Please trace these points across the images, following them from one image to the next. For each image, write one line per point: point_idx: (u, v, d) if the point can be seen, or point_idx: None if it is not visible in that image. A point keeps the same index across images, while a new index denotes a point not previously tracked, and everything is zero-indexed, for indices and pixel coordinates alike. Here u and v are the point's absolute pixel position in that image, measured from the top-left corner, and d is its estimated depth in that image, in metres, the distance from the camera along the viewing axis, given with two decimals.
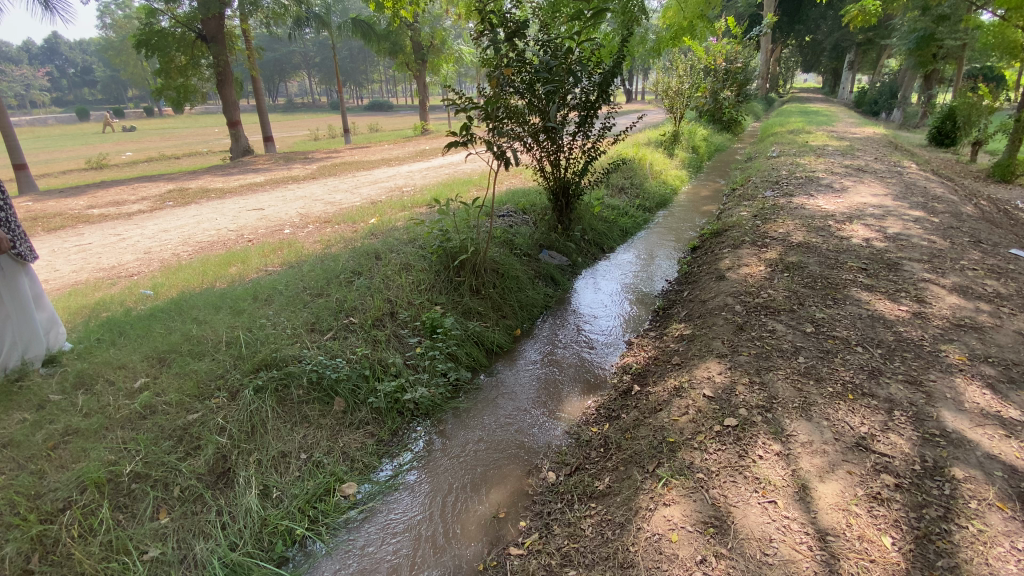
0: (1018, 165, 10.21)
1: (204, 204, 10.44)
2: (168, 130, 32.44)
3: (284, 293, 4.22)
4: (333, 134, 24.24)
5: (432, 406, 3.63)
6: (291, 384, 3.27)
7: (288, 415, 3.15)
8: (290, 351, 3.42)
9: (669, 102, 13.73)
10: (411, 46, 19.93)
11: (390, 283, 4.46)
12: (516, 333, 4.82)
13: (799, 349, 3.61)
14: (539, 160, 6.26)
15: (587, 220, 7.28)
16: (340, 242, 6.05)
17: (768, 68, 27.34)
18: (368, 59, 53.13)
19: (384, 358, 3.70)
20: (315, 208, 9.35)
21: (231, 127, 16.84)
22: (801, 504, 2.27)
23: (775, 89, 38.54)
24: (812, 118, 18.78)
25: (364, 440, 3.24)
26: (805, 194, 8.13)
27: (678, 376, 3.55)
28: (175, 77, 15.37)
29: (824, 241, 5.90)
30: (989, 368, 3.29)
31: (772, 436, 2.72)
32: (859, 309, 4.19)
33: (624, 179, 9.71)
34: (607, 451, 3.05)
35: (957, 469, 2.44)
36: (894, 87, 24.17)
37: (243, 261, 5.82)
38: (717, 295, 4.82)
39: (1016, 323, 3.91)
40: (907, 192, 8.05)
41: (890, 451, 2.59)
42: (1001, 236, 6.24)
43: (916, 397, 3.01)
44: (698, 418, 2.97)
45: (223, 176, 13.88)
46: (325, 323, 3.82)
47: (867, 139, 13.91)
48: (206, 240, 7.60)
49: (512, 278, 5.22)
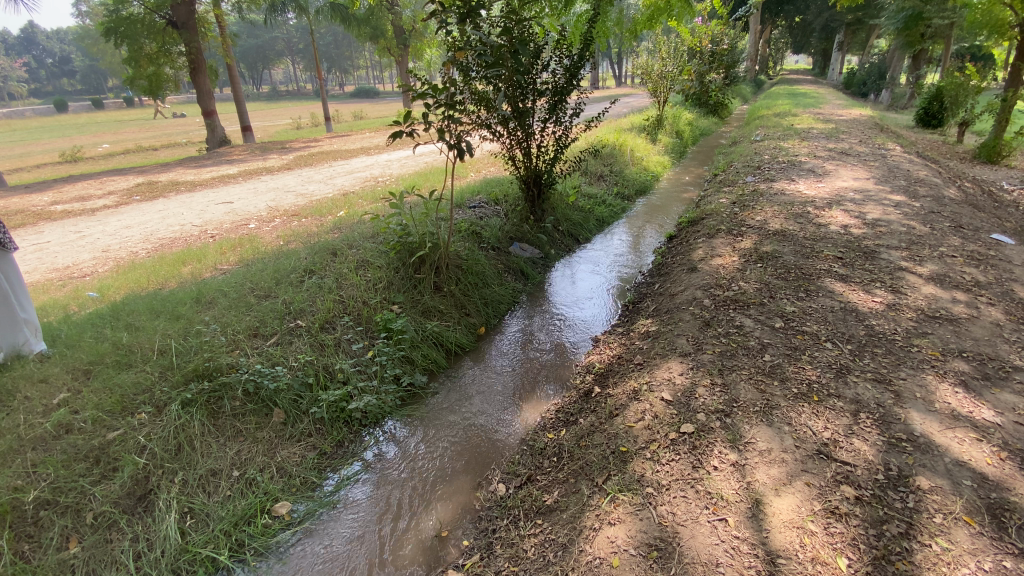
0: (1004, 145, 10.09)
1: (172, 199, 10.08)
2: (149, 120, 31.71)
3: (228, 295, 3.99)
4: (316, 123, 23.75)
5: (381, 413, 3.45)
6: (224, 395, 3.07)
7: (220, 428, 2.95)
8: (226, 359, 3.22)
9: (653, 85, 13.36)
10: (392, 31, 19.36)
11: (344, 282, 4.24)
12: (480, 332, 4.62)
13: (766, 345, 3.45)
14: (508, 149, 6.04)
15: (560, 210, 7.07)
16: (301, 237, 5.79)
17: (756, 48, 27.00)
18: (353, 45, 52.15)
19: (330, 364, 3.50)
20: (285, 201, 9.06)
21: (205, 117, 16.33)
22: (753, 521, 2.11)
23: (765, 71, 38.24)
24: (799, 100, 18.61)
25: (304, 453, 3.05)
26: (786, 179, 7.96)
27: (639, 377, 3.38)
28: (145, 66, 14.85)
29: (801, 228, 5.75)
30: (962, 364, 3.15)
31: (729, 444, 2.56)
32: (831, 301, 4.04)
33: (603, 166, 9.47)
34: (559, 461, 2.85)
35: (923, 479, 2.30)
36: (883, 68, 23.95)
37: (198, 259, 5.56)
38: (686, 288, 4.65)
39: (992, 314, 3.77)
40: (889, 175, 7.90)
41: (852, 459, 2.44)
42: (983, 220, 6.10)
43: (884, 397, 2.87)
44: (654, 424, 2.80)
45: (197, 168, 13.47)
46: (269, 327, 3.60)
47: (853, 121, 13.75)
48: (167, 236, 7.30)
49: (477, 273, 5.00)
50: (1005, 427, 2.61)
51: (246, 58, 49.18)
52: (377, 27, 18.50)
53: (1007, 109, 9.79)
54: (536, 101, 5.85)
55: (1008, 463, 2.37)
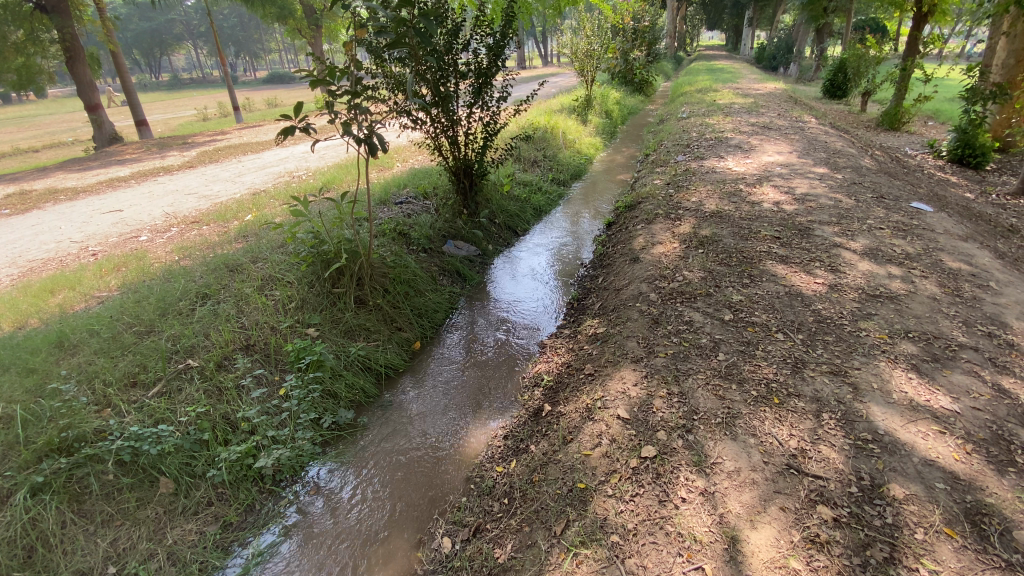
0: (904, 112, 10.69)
1: (49, 209, 8.73)
2: (24, 117, 27.87)
3: (99, 335, 3.30)
4: (224, 114, 21.77)
5: (300, 462, 2.95)
6: (90, 471, 2.48)
7: (88, 516, 2.39)
8: (92, 425, 2.61)
9: (579, 65, 13.11)
10: (301, 11, 17.78)
11: (246, 307, 3.65)
12: (414, 348, 4.16)
13: (718, 342, 3.25)
14: (433, 138, 5.53)
15: (495, 201, 6.64)
16: (199, 250, 5.05)
17: (676, 26, 27.47)
18: (260, 28, 48.37)
19: (231, 412, 2.96)
20: (185, 206, 8.05)
21: (90, 112, 14.37)
22: (732, 567, 1.86)
23: (684, 47, 39.12)
24: (717, 75, 19.09)
25: (202, 529, 2.53)
26: (715, 156, 7.97)
27: (591, 392, 3.06)
28: (11, 57, 12.53)
29: (736, 208, 5.68)
30: (910, 346, 3.09)
31: (694, 468, 2.31)
32: (776, 286, 3.92)
33: (535, 152, 9.12)
34: (511, 503, 2.48)
35: (897, 487, 2.14)
36: (790, 42, 25.09)
37: (72, 287, 4.71)
38: (630, 282, 4.39)
39: (927, 287, 3.79)
40: (809, 148, 8.09)
41: (823, 471, 2.25)
42: (899, 188, 6.31)
43: (843, 391, 2.73)
44: (612, 451, 2.51)
45: (81, 171, 11.82)
46: (151, 374, 3.00)
47: (769, 95, 14.20)
48: (38, 257, 6.23)
49: (407, 281, 4.50)
50: (964, 415, 2.54)
51: (139, 44, 44.38)
52: (285, 6, 16.90)
53: (906, 78, 10.30)
54: (458, 84, 5.38)
55: (975, 457, 2.28)
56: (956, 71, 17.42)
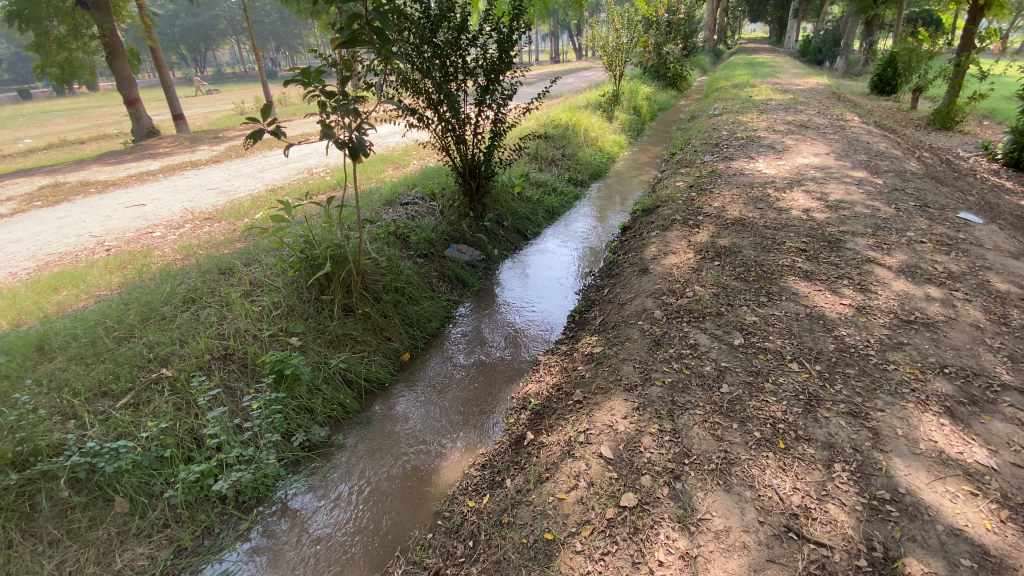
0: (958, 111, 9.87)
1: (79, 202, 8.98)
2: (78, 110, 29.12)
3: (79, 338, 3.23)
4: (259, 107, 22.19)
5: (267, 484, 2.82)
6: (40, 489, 2.38)
7: (36, 535, 2.29)
8: (51, 439, 2.52)
9: (608, 59, 12.67)
10: None
11: (228, 314, 3.54)
12: (403, 359, 3.98)
13: (723, 371, 2.94)
14: (440, 138, 5.30)
15: (505, 203, 6.41)
16: (202, 248, 5.01)
17: (715, 19, 26.46)
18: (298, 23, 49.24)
19: (197, 428, 2.85)
20: (204, 201, 8.13)
21: (129, 106, 14.70)
22: None
23: (724, 40, 37.71)
24: (756, 70, 18.21)
25: (155, 553, 2.41)
26: (745, 157, 7.50)
27: (576, 423, 2.81)
28: (54, 52, 12.92)
29: (761, 215, 5.28)
30: (945, 384, 2.71)
31: (677, 524, 2.05)
32: (795, 306, 3.57)
33: (554, 150, 8.82)
34: (475, 548, 2.28)
35: (914, 563, 1.83)
36: (837, 34, 23.79)
37: (76, 283, 4.72)
38: (636, 296, 4.10)
39: (970, 313, 3.35)
40: (849, 149, 7.52)
41: (827, 536, 1.95)
42: (947, 196, 5.74)
43: (860, 438, 2.39)
44: (589, 497, 2.27)
45: (115, 164, 12.15)
46: (121, 385, 2.91)
47: (810, 90, 13.44)
48: (57, 251, 6.34)
49: (400, 288, 4.33)
50: (1002, 473, 2.18)
51: (185, 39, 45.93)
52: None
53: (961, 73, 9.48)
54: (466, 83, 5.14)
55: (1011, 528, 1.93)
56: (1018, 66, 16.17)
